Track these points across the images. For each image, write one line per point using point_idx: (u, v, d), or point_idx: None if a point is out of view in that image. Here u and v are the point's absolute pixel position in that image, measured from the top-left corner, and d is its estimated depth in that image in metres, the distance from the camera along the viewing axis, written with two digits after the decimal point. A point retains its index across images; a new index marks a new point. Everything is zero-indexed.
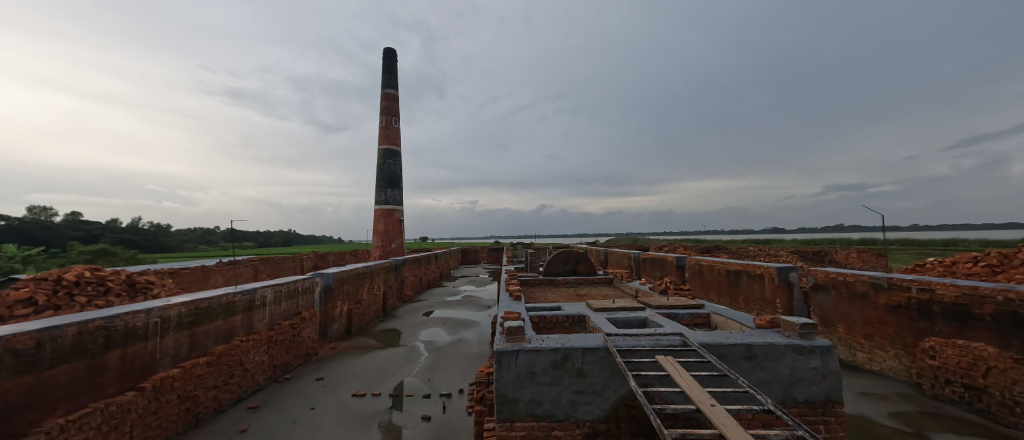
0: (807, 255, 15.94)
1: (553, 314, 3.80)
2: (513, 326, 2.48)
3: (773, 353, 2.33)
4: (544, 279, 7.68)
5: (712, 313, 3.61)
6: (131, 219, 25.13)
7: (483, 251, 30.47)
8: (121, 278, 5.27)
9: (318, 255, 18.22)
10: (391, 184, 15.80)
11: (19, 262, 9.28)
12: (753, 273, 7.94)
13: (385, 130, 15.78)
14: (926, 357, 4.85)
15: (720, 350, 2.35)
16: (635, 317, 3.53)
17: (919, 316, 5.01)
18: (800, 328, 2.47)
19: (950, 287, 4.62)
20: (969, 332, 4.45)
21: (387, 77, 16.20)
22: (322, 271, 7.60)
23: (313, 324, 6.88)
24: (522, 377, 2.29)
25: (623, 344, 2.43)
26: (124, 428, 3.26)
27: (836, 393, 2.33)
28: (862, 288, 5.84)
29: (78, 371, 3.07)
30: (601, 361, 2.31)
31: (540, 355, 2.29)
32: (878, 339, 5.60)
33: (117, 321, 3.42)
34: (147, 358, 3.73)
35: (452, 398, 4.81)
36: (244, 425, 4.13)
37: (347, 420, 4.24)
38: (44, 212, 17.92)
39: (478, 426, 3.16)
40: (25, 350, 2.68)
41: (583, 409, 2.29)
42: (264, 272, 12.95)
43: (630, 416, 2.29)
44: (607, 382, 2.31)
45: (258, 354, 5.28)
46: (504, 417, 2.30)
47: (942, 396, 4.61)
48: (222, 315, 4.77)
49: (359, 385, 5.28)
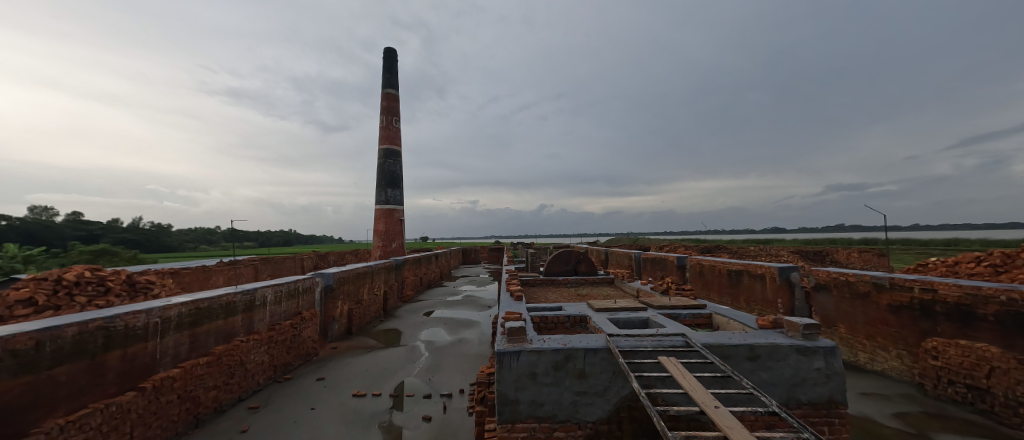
0: (808, 255, 15.90)
1: (554, 314, 3.79)
2: (515, 326, 2.46)
3: (777, 353, 2.31)
4: (545, 279, 7.66)
5: (714, 313, 3.59)
6: (133, 219, 25.16)
7: (483, 251, 30.41)
8: (121, 278, 5.25)
9: (319, 255, 18.22)
10: (392, 184, 15.78)
11: (21, 262, 9.28)
12: (755, 273, 7.92)
13: (385, 130, 15.76)
14: (928, 357, 4.83)
15: (723, 351, 2.33)
16: (637, 317, 3.52)
17: (921, 317, 4.99)
18: (804, 328, 2.46)
19: (953, 287, 4.60)
20: (972, 332, 4.43)
21: (387, 76, 16.18)
22: (322, 271, 7.59)
23: (314, 324, 6.87)
24: (523, 378, 2.28)
25: (625, 344, 2.41)
26: (124, 428, 3.25)
27: (840, 394, 2.31)
28: (864, 288, 5.82)
29: (78, 371, 3.06)
30: (603, 362, 2.29)
31: (542, 356, 2.28)
32: (880, 340, 5.58)
33: (116, 321, 3.41)
34: (147, 358, 3.72)
35: (452, 398, 4.79)
36: (244, 426, 4.12)
37: (347, 421, 4.22)
38: (47, 212, 17.99)
39: (478, 426, 3.14)
40: (24, 350, 2.67)
41: (585, 410, 2.28)
42: (265, 272, 12.95)
43: (632, 417, 2.28)
44: (609, 383, 2.29)
45: (259, 354, 5.27)
46: (505, 418, 2.28)
47: (944, 396, 4.59)
48: (222, 315, 4.76)
49: (359, 385, 5.27)
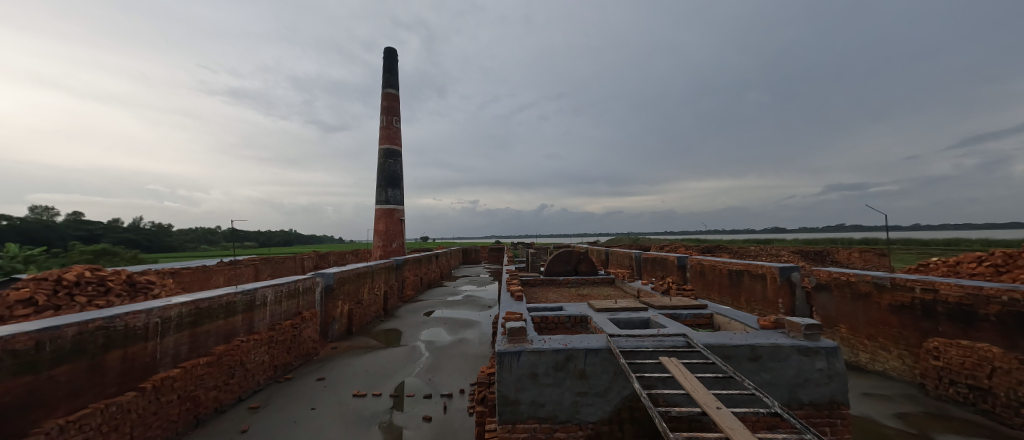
0: (808, 255, 15.90)
1: (555, 314, 3.78)
2: (515, 327, 2.45)
3: (778, 354, 2.30)
4: (545, 278, 7.65)
5: (715, 313, 3.58)
6: (134, 219, 25.18)
7: (483, 250, 30.39)
8: (122, 278, 5.25)
9: (319, 255, 18.21)
10: (392, 184, 15.78)
11: (21, 262, 9.28)
12: (756, 273, 7.91)
13: (386, 130, 15.76)
14: (930, 357, 4.82)
15: (725, 351, 2.32)
16: (638, 318, 3.51)
17: (923, 317, 4.97)
18: (806, 328, 2.45)
19: (955, 287, 4.59)
20: (973, 332, 4.42)
21: (387, 76, 16.18)
22: (322, 270, 7.58)
23: (314, 324, 6.87)
24: (524, 379, 2.27)
25: (626, 345, 2.40)
26: (124, 429, 3.25)
27: (842, 395, 2.30)
28: (865, 288, 5.81)
29: (78, 371, 3.05)
30: (604, 362, 2.29)
31: (543, 356, 2.27)
32: (881, 340, 5.56)
33: (116, 321, 3.40)
34: (147, 359, 3.71)
35: (453, 398, 4.79)
36: (244, 426, 4.12)
37: (347, 421, 4.22)
38: (47, 212, 18.01)
39: (479, 427, 3.13)
40: (24, 351, 2.66)
41: (586, 410, 2.27)
42: (265, 272, 12.96)
43: (633, 418, 2.27)
44: (610, 383, 2.28)
45: (259, 355, 5.26)
46: (505, 419, 2.28)
47: (946, 396, 4.58)
48: (222, 315, 4.75)
49: (360, 385, 5.27)
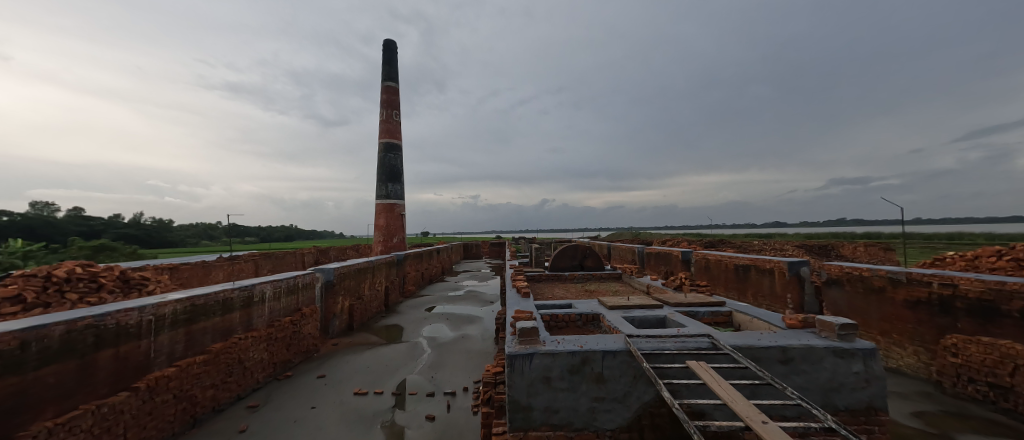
0: (813, 249, 15.81)
1: (565, 313, 3.64)
2: (526, 327, 2.27)
3: (811, 356, 2.13)
4: (551, 274, 7.54)
5: (734, 311, 3.44)
6: (134, 218, 25.06)
7: (484, 245, 30.40)
8: (115, 274, 5.08)
9: (319, 252, 18.07)
10: (393, 178, 15.56)
11: (20, 258, 9.16)
12: (763, 267, 7.95)
13: (386, 124, 15.51)
14: (946, 354, 4.65)
15: (754, 354, 2.15)
16: (652, 316, 3.34)
17: (940, 313, 4.79)
18: (840, 329, 2.26)
19: (974, 282, 4.38)
20: (995, 328, 4.25)
21: (387, 69, 15.86)
22: (323, 266, 7.41)
23: (314, 320, 6.72)
24: (537, 383, 2.10)
25: (646, 346, 2.21)
26: (118, 429, 3.10)
27: (881, 401, 2.13)
28: (879, 283, 5.61)
29: (67, 371, 2.89)
30: (623, 365, 2.11)
31: (556, 359, 2.10)
32: (895, 336, 5.40)
33: (107, 319, 3.24)
34: (140, 357, 3.55)
35: (457, 396, 4.66)
36: (242, 425, 3.97)
37: (348, 420, 4.06)
38: (48, 208, 18.00)
39: (485, 428, 2.98)
40: (9, 351, 2.50)
41: (603, 417, 2.11)
42: (266, 267, 12.80)
43: (654, 425, 2.10)
44: (630, 388, 2.11)
45: (258, 353, 5.13)
46: (517, 426, 2.12)
47: (963, 394, 4.42)
48: (219, 312, 4.59)
49: (360, 383, 5.13)
